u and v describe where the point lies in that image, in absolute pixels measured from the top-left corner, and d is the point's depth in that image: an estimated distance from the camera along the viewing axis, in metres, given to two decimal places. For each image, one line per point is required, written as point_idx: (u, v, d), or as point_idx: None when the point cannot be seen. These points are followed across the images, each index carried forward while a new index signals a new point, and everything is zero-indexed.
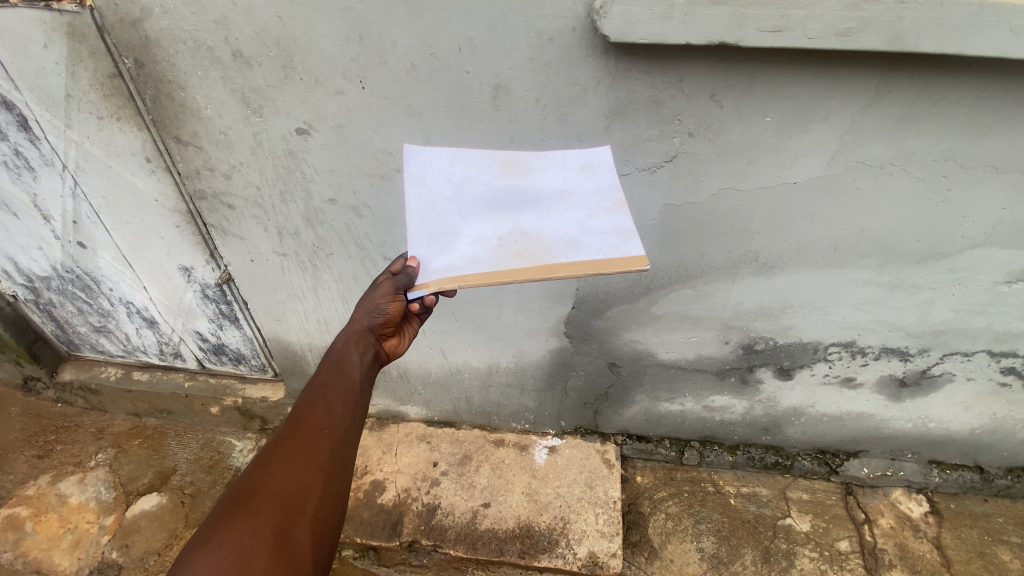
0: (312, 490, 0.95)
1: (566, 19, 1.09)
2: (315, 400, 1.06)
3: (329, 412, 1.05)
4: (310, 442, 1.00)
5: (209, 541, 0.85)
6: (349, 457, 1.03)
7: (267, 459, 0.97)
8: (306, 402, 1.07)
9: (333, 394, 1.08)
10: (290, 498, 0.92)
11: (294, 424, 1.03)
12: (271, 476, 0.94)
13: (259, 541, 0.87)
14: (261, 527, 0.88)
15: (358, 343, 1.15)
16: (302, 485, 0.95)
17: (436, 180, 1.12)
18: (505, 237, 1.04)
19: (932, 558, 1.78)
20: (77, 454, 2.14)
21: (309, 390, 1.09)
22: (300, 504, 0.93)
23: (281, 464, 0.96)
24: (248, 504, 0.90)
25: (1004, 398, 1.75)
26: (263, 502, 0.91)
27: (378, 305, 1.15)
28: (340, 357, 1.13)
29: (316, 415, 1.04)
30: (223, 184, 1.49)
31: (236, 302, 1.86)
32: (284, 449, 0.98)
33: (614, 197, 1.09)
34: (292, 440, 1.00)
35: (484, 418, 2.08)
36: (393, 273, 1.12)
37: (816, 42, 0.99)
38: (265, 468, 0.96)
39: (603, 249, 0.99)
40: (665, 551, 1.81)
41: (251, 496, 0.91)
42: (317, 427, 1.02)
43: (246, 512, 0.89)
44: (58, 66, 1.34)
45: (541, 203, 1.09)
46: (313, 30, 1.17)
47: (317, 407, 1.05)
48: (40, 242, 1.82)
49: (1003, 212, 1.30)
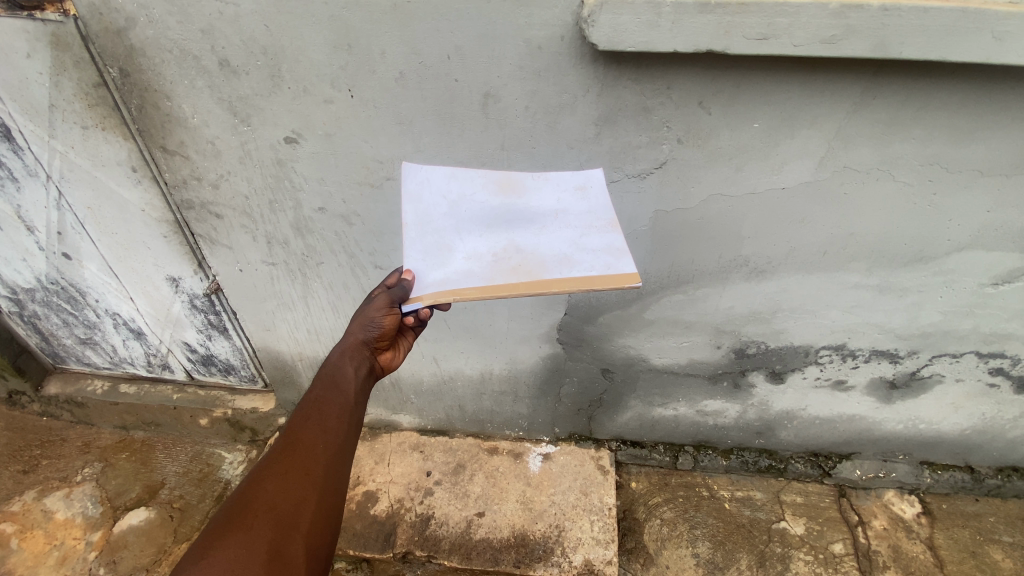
0: (306, 506, 0.94)
1: (556, 27, 1.09)
2: (309, 415, 1.04)
3: (324, 427, 1.03)
4: (304, 457, 0.98)
5: (201, 558, 0.84)
6: (345, 471, 1.02)
7: (260, 474, 0.96)
8: (300, 416, 1.05)
9: (328, 409, 1.06)
10: (284, 513, 0.91)
11: (288, 438, 1.01)
12: (264, 491, 0.93)
13: (253, 559, 0.86)
14: (255, 543, 0.87)
15: (353, 357, 1.13)
16: (296, 500, 0.94)
17: (433, 196, 1.12)
18: (500, 253, 1.04)
19: (925, 559, 1.79)
20: (63, 469, 2.11)
21: (303, 404, 1.07)
22: (294, 519, 0.92)
23: (275, 479, 0.95)
24: (242, 521, 0.89)
25: (992, 398, 1.76)
26: (257, 518, 0.90)
27: (373, 318, 1.12)
28: (335, 370, 1.11)
29: (311, 429, 1.02)
30: (210, 194, 1.48)
31: (225, 312, 1.84)
32: (278, 464, 0.97)
33: (607, 216, 1.09)
34: (286, 454, 0.99)
35: (477, 426, 2.07)
36: (387, 286, 1.09)
37: (801, 50, 1.00)
38: (259, 483, 0.95)
39: (596, 265, 0.99)
40: (661, 557, 1.80)
41: (245, 512, 0.91)
42: (311, 442, 1.01)
43: (239, 528, 0.88)
44: (41, 76, 1.32)
45: (536, 221, 1.09)
46: (301, 39, 1.16)
47: (313, 421, 1.04)
48: (24, 253, 1.79)
49: (988, 214, 1.31)
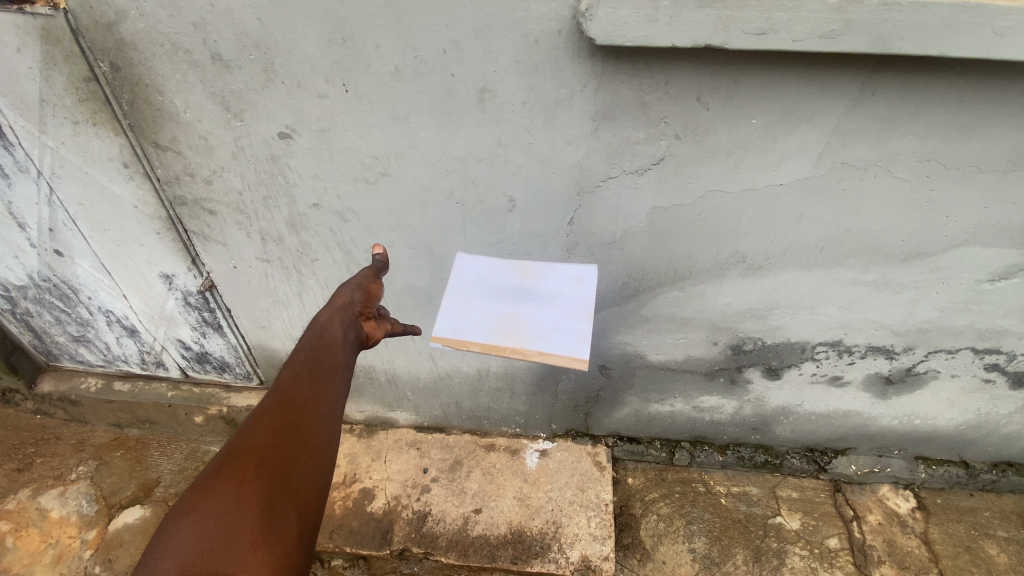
0: (298, 462, 0.94)
1: (553, 21, 1.07)
2: (300, 372, 1.04)
3: (316, 384, 1.03)
4: (296, 415, 0.98)
5: (189, 511, 0.83)
6: (336, 429, 1.02)
7: (250, 429, 0.95)
8: (290, 372, 1.04)
9: (320, 366, 1.05)
10: (276, 469, 0.91)
11: (279, 395, 1.00)
12: (255, 445, 0.92)
13: (244, 514, 0.85)
14: (245, 499, 0.86)
15: (341, 316, 1.12)
16: (288, 455, 0.93)
17: (470, 273, 1.47)
18: (504, 318, 1.34)
19: (920, 554, 1.80)
20: (57, 467, 2.09)
21: (294, 360, 1.06)
22: (286, 476, 0.91)
23: (265, 433, 0.94)
24: (231, 474, 0.88)
25: (987, 394, 1.77)
26: (248, 472, 0.89)
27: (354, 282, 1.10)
28: (325, 327, 1.10)
29: (302, 386, 1.02)
30: (203, 190, 1.46)
31: (219, 309, 1.82)
32: (269, 418, 0.96)
33: (586, 306, 1.38)
34: (277, 409, 0.98)
35: (474, 422, 2.07)
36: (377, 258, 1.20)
37: (800, 44, 1.00)
38: (249, 437, 0.93)
39: (564, 346, 1.30)
40: (657, 553, 1.81)
41: (235, 465, 0.89)
42: (302, 399, 1.00)
43: (229, 481, 0.87)
44: (31, 70, 1.30)
45: (538, 298, 1.40)
46: (294, 33, 1.14)
47: (302, 377, 1.03)
48: (16, 250, 1.77)
49: (985, 211, 1.31)
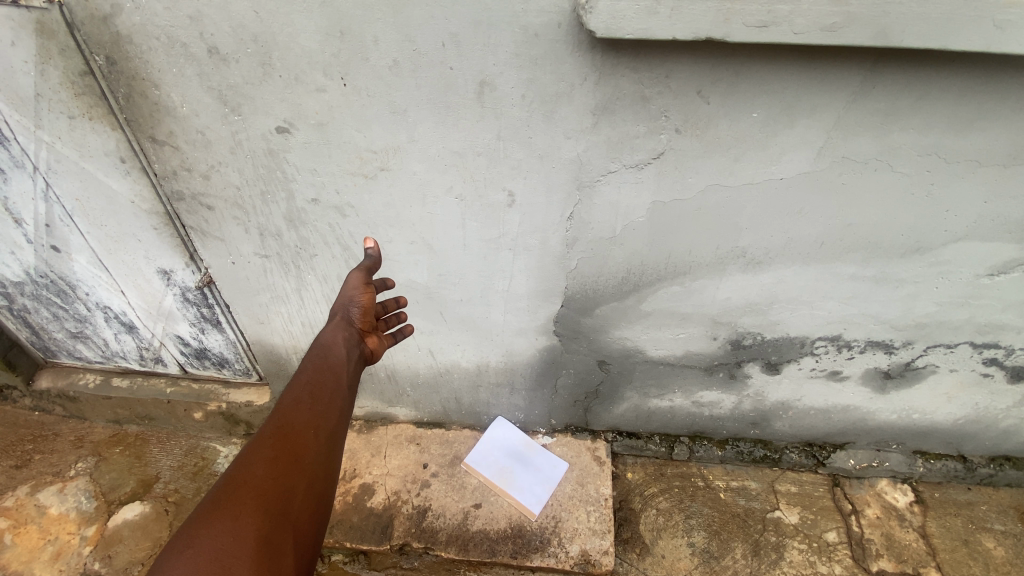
0: (296, 493, 0.98)
1: (552, 14, 1.07)
2: (301, 400, 1.12)
3: (314, 412, 1.11)
4: (296, 443, 1.04)
5: (187, 547, 0.86)
6: (333, 459, 1.07)
7: (249, 462, 1.00)
8: (292, 400, 1.12)
9: (320, 392, 1.14)
10: (274, 501, 0.95)
11: (279, 424, 1.07)
12: (254, 477, 0.97)
13: (242, 547, 0.88)
14: (244, 531, 0.90)
15: (344, 337, 1.24)
16: (286, 486, 0.98)
17: None
18: None
19: (918, 547, 1.81)
20: (56, 464, 2.09)
21: (295, 388, 1.15)
22: (283, 508, 0.95)
23: (265, 466, 0.99)
24: (230, 508, 0.92)
25: (986, 388, 1.77)
26: (246, 506, 0.93)
27: (352, 298, 1.26)
28: (327, 352, 1.21)
29: (301, 414, 1.09)
30: (201, 185, 1.45)
31: (218, 305, 1.82)
32: (269, 449, 1.02)
33: None
34: (276, 440, 1.04)
35: (474, 418, 2.07)
36: (365, 268, 1.29)
37: (802, 37, 0.99)
38: (249, 469, 0.98)
39: None
40: (656, 547, 1.82)
41: (233, 500, 0.93)
42: (302, 429, 1.07)
43: (227, 515, 0.91)
44: (26, 65, 1.29)
45: None
46: (292, 26, 1.13)
47: (303, 406, 1.11)
48: (12, 247, 1.76)
49: (986, 205, 1.31)
